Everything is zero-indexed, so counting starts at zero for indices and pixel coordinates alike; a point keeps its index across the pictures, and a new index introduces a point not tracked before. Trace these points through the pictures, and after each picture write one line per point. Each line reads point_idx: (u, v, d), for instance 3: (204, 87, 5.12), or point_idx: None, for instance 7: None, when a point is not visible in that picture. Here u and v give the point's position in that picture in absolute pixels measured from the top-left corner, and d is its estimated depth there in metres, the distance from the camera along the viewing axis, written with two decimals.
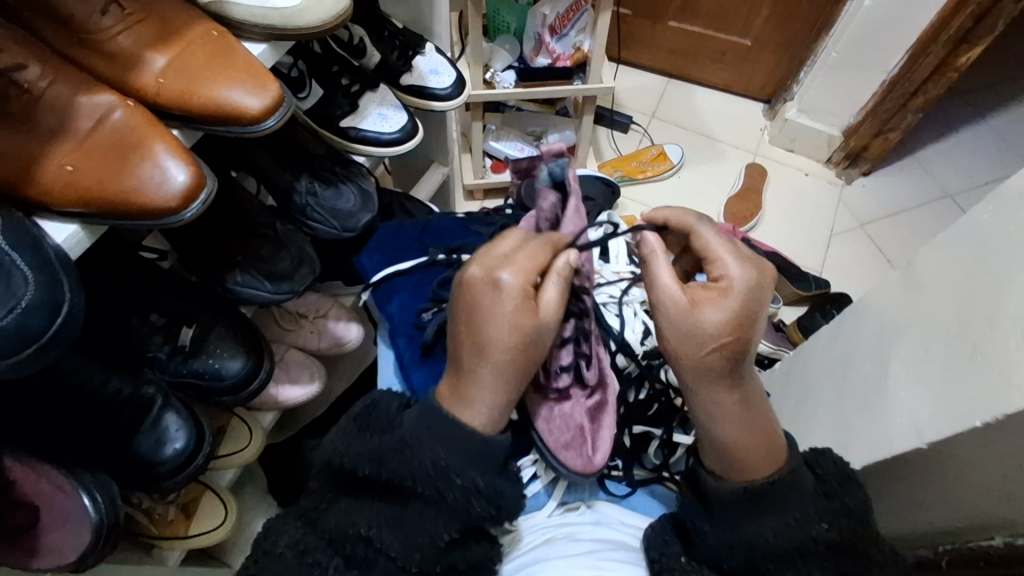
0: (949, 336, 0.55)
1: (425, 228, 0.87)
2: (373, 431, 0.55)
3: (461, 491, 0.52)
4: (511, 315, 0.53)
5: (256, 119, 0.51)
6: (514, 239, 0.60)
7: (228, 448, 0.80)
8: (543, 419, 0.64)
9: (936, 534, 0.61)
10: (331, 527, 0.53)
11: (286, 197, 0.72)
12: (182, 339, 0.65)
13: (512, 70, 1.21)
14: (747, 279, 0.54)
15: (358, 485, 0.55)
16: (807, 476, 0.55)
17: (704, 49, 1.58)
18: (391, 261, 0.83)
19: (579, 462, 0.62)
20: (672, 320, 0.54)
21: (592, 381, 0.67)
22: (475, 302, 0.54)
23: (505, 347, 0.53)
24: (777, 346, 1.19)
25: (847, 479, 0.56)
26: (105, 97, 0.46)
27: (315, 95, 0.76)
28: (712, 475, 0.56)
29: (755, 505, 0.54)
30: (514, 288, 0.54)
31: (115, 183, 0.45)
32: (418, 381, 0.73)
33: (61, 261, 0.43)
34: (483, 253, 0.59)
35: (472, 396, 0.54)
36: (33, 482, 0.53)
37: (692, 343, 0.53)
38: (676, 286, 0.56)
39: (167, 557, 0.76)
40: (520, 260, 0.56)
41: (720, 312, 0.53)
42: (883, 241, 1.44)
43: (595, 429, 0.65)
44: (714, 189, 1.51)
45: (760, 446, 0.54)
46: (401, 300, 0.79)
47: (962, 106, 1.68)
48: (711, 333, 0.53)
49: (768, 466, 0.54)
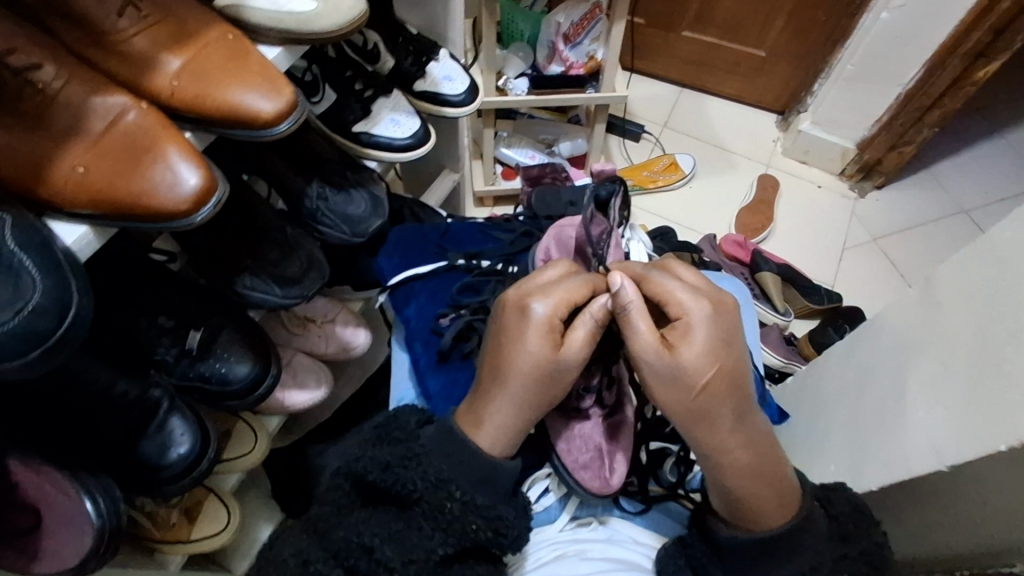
0: (971, 354, 0.54)
1: (446, 232, 0.86)
2: (389, 441, 0.55)
3: (460, 506, 0.52)
4: (533, 346, 0.53)
5: (269, 123, 0.51)
6: (558, 272, 0.61)
7: (235, 450, 0.79)
8: (563, 440, 0.63)
9: (953, 558, 0.56)
10: (338, 541, 0.53)
11: (297, 201, 0.72)
12: (189, 342, 0.64)
13: (525, 78, 1.21)
14: (704, 310, 0.52)
15: (372, 487, 0.55)
16: (822, 521, 0.53)
17: (717, 59, 1.57)
18: (409, 264, 0.81)
19: (594, 482, 0.61)
20: (654, 368, 0.51)
21: (610, 402, 0.66)
22: (506, 328, 0.55)
23: (526, 377, 0.53)
24: (788, 360, 1.18)
25: (861, 520, 0.55)
26: (119, 98, 0.46)
27: (328, 100, 0.76)
28: (723, 522, 0.54)
29: (767, 555, 0.52)
30: (542, 319, 0.54)
31: (127, 185, 0.44)
32: (434, 388, 0.72)
33: (70, 262, 0.43)
34: (528, 282, 0.59)
35: (484, 415, 0.54)
36: (36, 486, 0.52)
37: (678, 385, 0.50)
38: (648, 332, 0.51)
39: (168, 561, 0.76)
40: (558, 290, 0.56)
41: (696, 346, 0.50)
42: (897, 256, 1.43)
43: (612, 450, 0.63)
44: (725, 199, 1.50)
45: (771, 496, 0.51)
46: (419, 304, 0.78)
47: (978, 121, 1.66)
48: (694, 372, 0.50)
49: (782, 514, 0.51)
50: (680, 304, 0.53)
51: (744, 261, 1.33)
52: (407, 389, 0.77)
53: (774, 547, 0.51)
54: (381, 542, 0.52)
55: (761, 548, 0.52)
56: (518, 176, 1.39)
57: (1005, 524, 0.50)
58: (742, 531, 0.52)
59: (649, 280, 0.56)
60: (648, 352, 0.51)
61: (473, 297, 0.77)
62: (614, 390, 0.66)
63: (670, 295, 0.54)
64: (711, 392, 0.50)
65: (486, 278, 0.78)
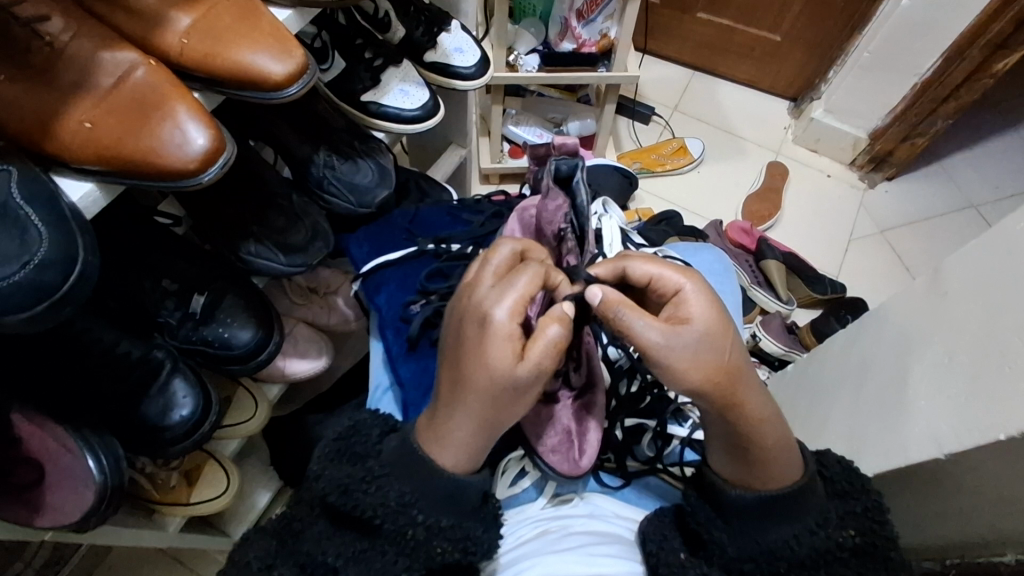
0: (976, 345, 0.54)
1: (415, 217, 0.84)
2: (348, 459, 0.55)
3: (424, 531, 0.52)
4: (489, 361, 0.45)
5: (278, 86, 0.50)
6: (506, 257, 0.51)
7: (234, 418, 0.80)
8: (530, 424, 0.63)
9: (946, 547, 0.58)
10: (303, 554, 0.53)
11: (303, 168, 0.71)
12: (193, 306, 0.64)
13: (536, 54, 1.19)
14: (700, 281, 0.50)
15: (333, 507, 0.53)
16: (820, 485, 0.54)
17: (731, 43, 1.55)
18: (380, 252, 0.80)
19: (564, 465, 0.61)
20: (676, 346, 0.46)
21: (577, 383, 0.65)
22: (463, 340, 0.47)
23: (483, 393, 0.47)
24: (789, 348, 1.17)
25: (854, 479, 0.56)
26: (128, 54, 0.45)
27: (337, 68, 0.75)
28: (732, 483, 0.54)
29: (777, 512, 0.52)
30: (501, 324, 0.45)
31: (134, 141, 0.44)
32: (406, 375, 0.71)
33: (76, 219, 0.42)
34: (477, 276, 0.51)
35: (445, 433, 0.50)
36: (40, 441, 0.53)
37: (707, 351, 0.46)
38: (649, 321, 0.46)
39: (167, 522, 0.76)
40: (513, 284, 0.47)
41: (701, 306, 0.48)
42: (904, 249, 1.42)
43: (582, 431, 0.63)
44: (733, 186, 1.48)
45: (780, 450, 0.51)
46: (390, 292, 0.76)
47: (993, 114, 1.64)
48: (716, 337, 0.47)
49: (787, 476, 0.52)
50: (676, 280, 0.50)
51: (750, 248, 1.33)
52: (383, 375, 0.76)
53: (791, 505, 0.52)
54: (345, 562, 0.52)
55: (769, 509, 0.52)
56: (525, 154, 1.37)
57: (1001, 516, 0.51)
58: (753, 488, 0.53)
59: (638, 265, 0.52)
60: (665, 332, 0.46)
61: (442, 283, 0.75)
62: (581, 371, 0.65)
63: (656, 272, 0.51)
64: (735, 348, 0.48)
65: (456, 262, 0.77)
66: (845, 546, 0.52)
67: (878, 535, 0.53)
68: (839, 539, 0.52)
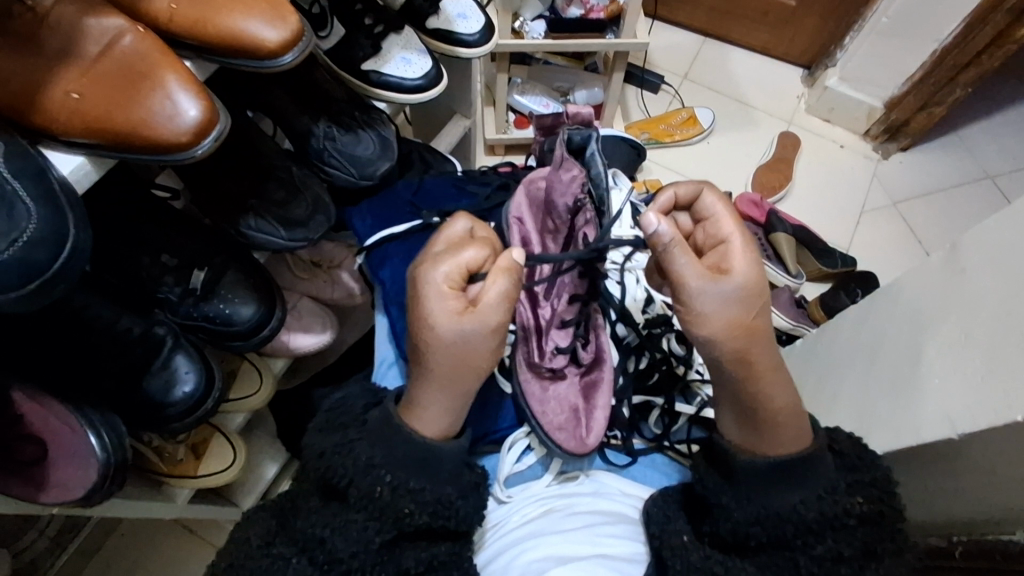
0: (995, 323, 0.52)
1: (418, 189, 0.83)
2: (335, 428, 0.56)
3: (425, 512, 0.52)
4: (436, 322, 0.49)
5: (273, 54, 0.48)
6: (458, 230, 0.56)
7: (239, 391, 0.80)
8: (537, 402, 0.63)
9: (951, 525, 0.59)
10: (297, 531, 0.53)
11: (303, 140, 0.69)
12: (194, 282, 0.63)
13: (542, 20, 1.15)
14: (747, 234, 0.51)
15: (333, 485, 0.53)
16: (829, 458, 0.53)
17: (745, 7, 1.50)
18: (384, 224, 0.78)
19: (570, 443, 0.61)
20: (708, 293, 0.48)
21: (586, 359, 0.67)
22: (411, 305, 0.51)
23: (439, 353, 0.50)
24: (797, 322, 1.16)
25: (864, 453, 0.55)
26: (115, 20, 0.44)
27: (337, 34, 0.73)
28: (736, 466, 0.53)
29: (777, 489, 0.52)
30: (442, 286, 0.49)
31: (124, 113, 0.42)
32: None
33: (66, 194, 0.41)
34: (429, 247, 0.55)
35: (423, 398, 0.52)
36: (43, 419, 0.53)
37: (731, 305, 0.48)
38: (692, 261, 0.48)
39: (176, 494, 0.76)
40: (457, 253, 0.51)
41: (745, 261, 0.49)
42: (917, 222, 1.39)
43: (589, 410, 0.63)
44: (743, 157, 1.45)
45: (790, 423, 0.52)
46: (395, 266, 0.76)
47: (1015, 81, 1.59)
48: (745, 291, 0.48)
49: (791, 451, 0.52)
50: (729, 228, 0.52)
51: (758, 221, 1.30)
52: (388, 350, 0.75)
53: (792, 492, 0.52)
54: (331, 533, 0.51)
55: (775, 490, 0.52)
56: (531, 124, 1.34)
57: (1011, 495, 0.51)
58: (758, 463, 0.52)
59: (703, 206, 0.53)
60: (702, 277, 0.48)
61: None
62: (590, 346, 0.67)
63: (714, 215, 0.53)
64: (764, 309, 0.49)
65: None
66: (852, 513, 0.51)
67: (888, 504, 0.52)
68: (846, 505, 0.51)
